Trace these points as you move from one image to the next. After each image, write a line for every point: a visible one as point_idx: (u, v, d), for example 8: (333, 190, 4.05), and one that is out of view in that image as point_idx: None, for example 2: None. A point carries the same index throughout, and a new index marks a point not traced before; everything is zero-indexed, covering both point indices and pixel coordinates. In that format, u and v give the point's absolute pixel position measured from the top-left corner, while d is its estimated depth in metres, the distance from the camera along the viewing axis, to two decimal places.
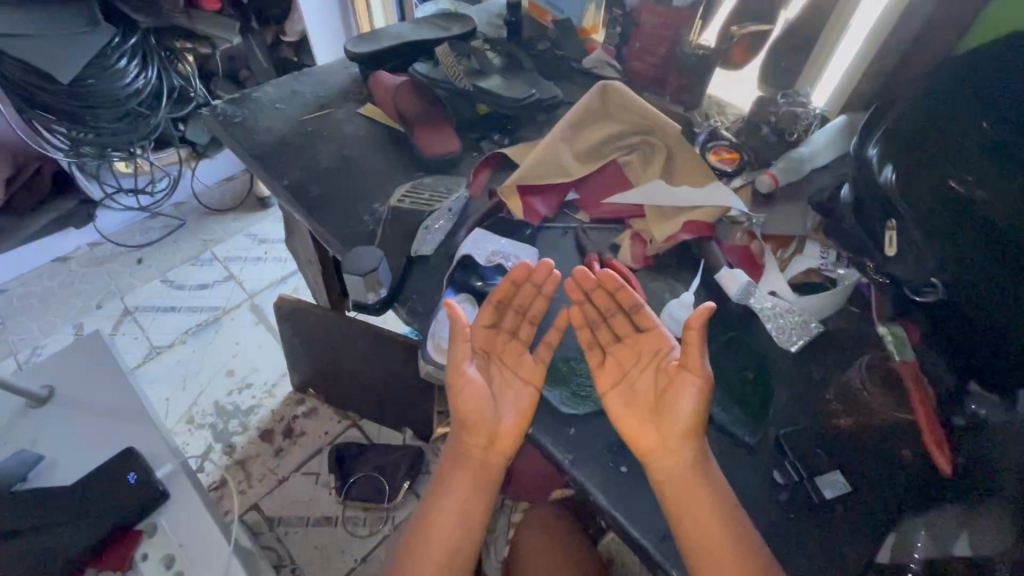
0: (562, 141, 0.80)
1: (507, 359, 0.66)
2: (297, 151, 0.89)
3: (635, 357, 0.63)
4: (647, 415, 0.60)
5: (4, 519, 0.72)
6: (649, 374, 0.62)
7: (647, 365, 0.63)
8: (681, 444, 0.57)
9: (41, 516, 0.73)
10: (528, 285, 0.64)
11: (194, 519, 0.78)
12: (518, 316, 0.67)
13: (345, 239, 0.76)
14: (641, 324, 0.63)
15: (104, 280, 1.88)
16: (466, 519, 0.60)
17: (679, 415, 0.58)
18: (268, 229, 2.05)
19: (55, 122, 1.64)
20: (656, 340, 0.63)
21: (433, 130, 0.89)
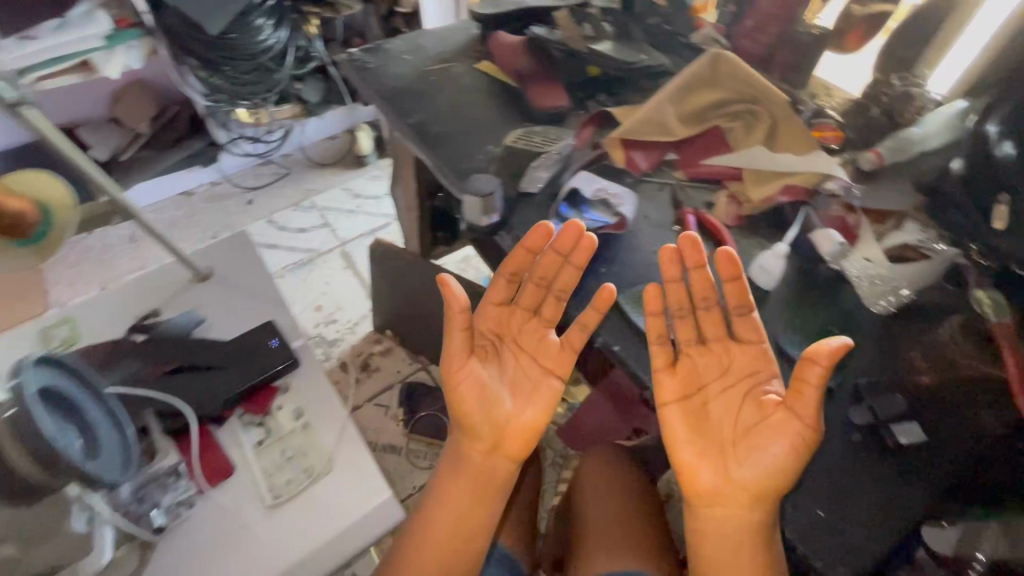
0: (668, 102, 0.84)
1: (525, 337, 0.75)
2: (419, 97, 0.99)
3: (722, 371, 0.65)
4: (722, 431, 0.63)
5: (181, 356, 0.91)
6: (728, 396, 0.64)
7: (735, 381, 0.64)
8: (749, 473, 0.59)
9: (207, 361, 0.92)
10: (547, 252, 0.71)
11: (316, 386, 0.96)
12: (536, 284, 0.74)
13: (458, 172, 0.85)
14: (733, 335, 0.65)
15: (221, 215, 2.11)
16: (466, 505, 0.72)
17: (758, 453, 0.59)
18: (363, 185, 2.21)
19: (199, 69, 1.85)
20: (754, 361, 0.64)
21: (544, 86, 0.96)
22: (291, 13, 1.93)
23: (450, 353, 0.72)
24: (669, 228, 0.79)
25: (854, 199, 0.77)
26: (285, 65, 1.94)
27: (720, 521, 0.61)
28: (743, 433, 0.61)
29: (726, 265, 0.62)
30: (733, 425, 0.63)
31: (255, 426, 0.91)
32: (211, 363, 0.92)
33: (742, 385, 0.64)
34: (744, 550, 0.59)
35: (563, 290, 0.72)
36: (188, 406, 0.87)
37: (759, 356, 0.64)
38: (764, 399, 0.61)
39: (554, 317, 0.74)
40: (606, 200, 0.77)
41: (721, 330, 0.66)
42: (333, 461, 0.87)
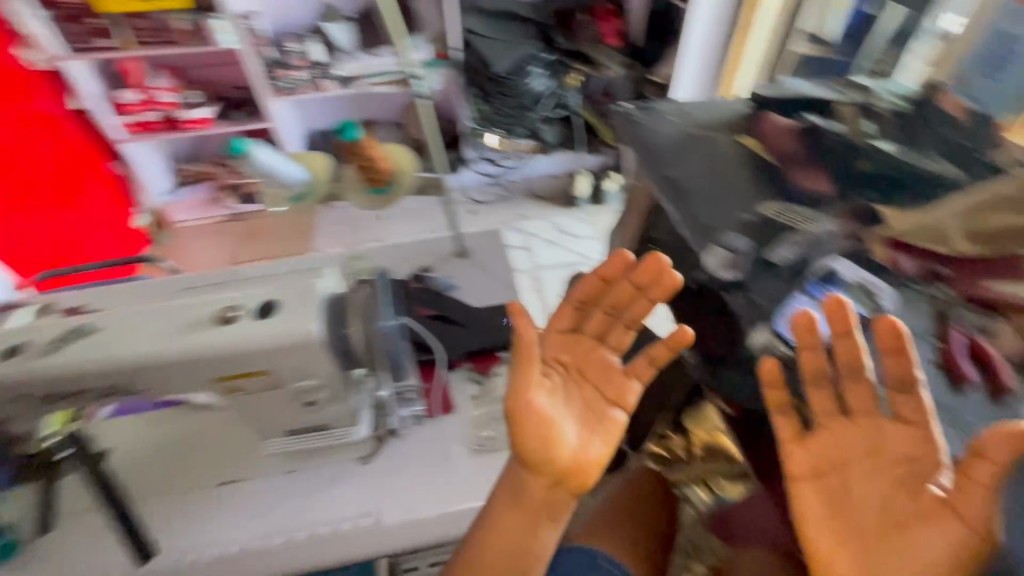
0: (957, 215, 0.79)
1: (591, 366, 0.76)
2: (678, 155, 1.06)
3: (869, 450, 0.59)
4: (870, 522, 0.56)
5: (439, 307, 1.14)
6: (886, 483, 0.56)
7: (883, 469, 0.57)
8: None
9: (455, 318, 1.13)
10: (624, 282, 0.78)
11: None
12: (604, 313, 0.79)
13: (700, 229, 0.91)
14: (900, 418, 0.58)
15: (446, 216, 2.45)
16: (523, 533, 0.69)
17: (906, 553, 0.52)
18: (569, 223, 2.39)
19: (476, 98, 2.29)
20: (918, 449, 0.56)
21: (807, 171, 0.97)
22: (560, 65, 2.21)
23: (523, 374, 0.71)
24: (924, 344, 0.73)
25: None
26: (540, 108, 2.25)
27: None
28: (892, 528, 0.54)
29: (897, 343, 0.58)
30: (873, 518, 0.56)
31: (473, 381, 1.07)
32: (457, 321, 1.13)
33: (894, 477, 0.56)
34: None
35: (632, 319, 0.78)
36: (435, 345, 1.07)
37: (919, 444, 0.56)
38: (917, 494, 0.54)
39: (619, 346, 0.78)
40: (869, 285, 0.78)
41: (874, 406, 0.60)
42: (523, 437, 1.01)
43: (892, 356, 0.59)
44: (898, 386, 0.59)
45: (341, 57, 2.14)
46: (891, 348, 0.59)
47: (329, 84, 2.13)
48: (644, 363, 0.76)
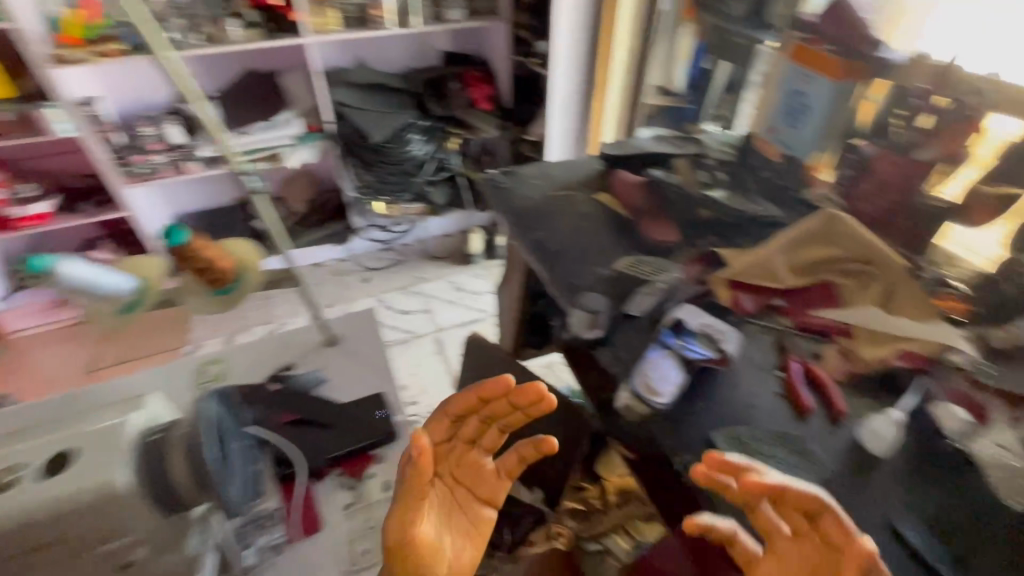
0: (780, 252, 0.88)
1: (462, 468, 0.75)
2: (542, 216, 1.11)
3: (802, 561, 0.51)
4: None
5: None
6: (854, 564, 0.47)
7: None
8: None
9: None
10: (504, 402, 0.71)
11: None
12: (481, 421, 0.74)
13: (570, 287, 0.92)
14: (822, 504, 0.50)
15: (342, 288, 2.37)
16: None
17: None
18: (467, 280, 2.40)
19: (357, 166, 2.22)
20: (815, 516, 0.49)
21: (657, 224, 1.05)
22: (438, 131, 2.25)
23: (409, 505, 0.65)
24: (771, 371, 0.77)
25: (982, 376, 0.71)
26: (425, 171, 2.24)
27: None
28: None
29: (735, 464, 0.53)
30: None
31: None
32: None
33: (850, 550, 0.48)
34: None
35: (511, 425, 0.73)
36: None
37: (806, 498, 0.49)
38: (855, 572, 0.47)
39: (494, 447, 0.76)
40: (711, 333, 0.76)
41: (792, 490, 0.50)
42: None
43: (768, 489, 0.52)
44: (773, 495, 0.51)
45: (202, 139, 2.00)
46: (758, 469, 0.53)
47: (192, 165, 1.99)
48: (516, 462, 0.76)
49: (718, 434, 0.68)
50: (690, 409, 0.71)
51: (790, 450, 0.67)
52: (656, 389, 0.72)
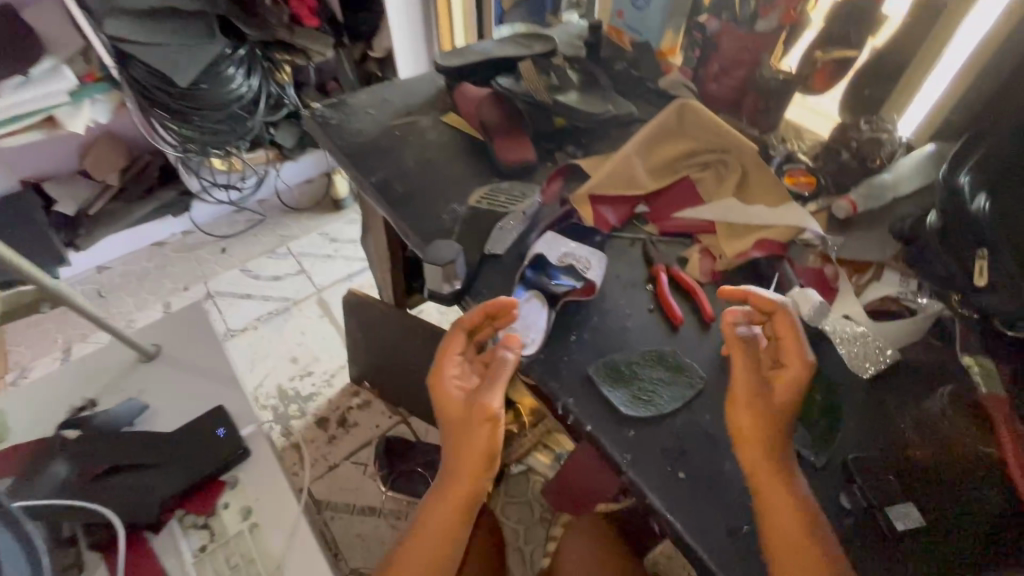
0: (638, 154, 0.81)
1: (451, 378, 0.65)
2: (383, 152, 0.95)
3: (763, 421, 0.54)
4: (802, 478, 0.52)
5: None
6: (789, 400, 0.54)
7: (753, 426, 0.53)
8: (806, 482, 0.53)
9: None
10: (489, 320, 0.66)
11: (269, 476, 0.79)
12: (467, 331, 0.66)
13: (424, 233, 0.80)
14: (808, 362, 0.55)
15: (193, 266, 2.00)
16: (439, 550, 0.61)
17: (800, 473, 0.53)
18: (340, 229, 2.11)
19: (166, 120, 1.66)
20: (792, 362, 0.55)
21: (512, 141, 0.92)
22: (263, 60, 1.76)
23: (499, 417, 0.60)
24: (641, 286, 0.73)
25: (831, 250, 0.73)
26: (259, 112, 1.75)
27: (798, 559, 0.48)
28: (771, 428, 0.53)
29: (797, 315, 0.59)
30: (783, 489, 0.51)
31: None
32: None
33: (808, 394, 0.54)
34: (806, 549, 0.48)
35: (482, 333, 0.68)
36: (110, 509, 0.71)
37: (798, 355, 0.55)
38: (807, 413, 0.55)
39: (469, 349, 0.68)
40: (575, 265, 0.70)
41: (799, 338, 0.56)
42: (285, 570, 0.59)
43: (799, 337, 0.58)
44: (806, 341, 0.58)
45: None
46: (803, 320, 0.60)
47: None
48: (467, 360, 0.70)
49: (593, 368, 0.64)
50: (563, 348, 0.66)
51: (663, 368, 0.64)
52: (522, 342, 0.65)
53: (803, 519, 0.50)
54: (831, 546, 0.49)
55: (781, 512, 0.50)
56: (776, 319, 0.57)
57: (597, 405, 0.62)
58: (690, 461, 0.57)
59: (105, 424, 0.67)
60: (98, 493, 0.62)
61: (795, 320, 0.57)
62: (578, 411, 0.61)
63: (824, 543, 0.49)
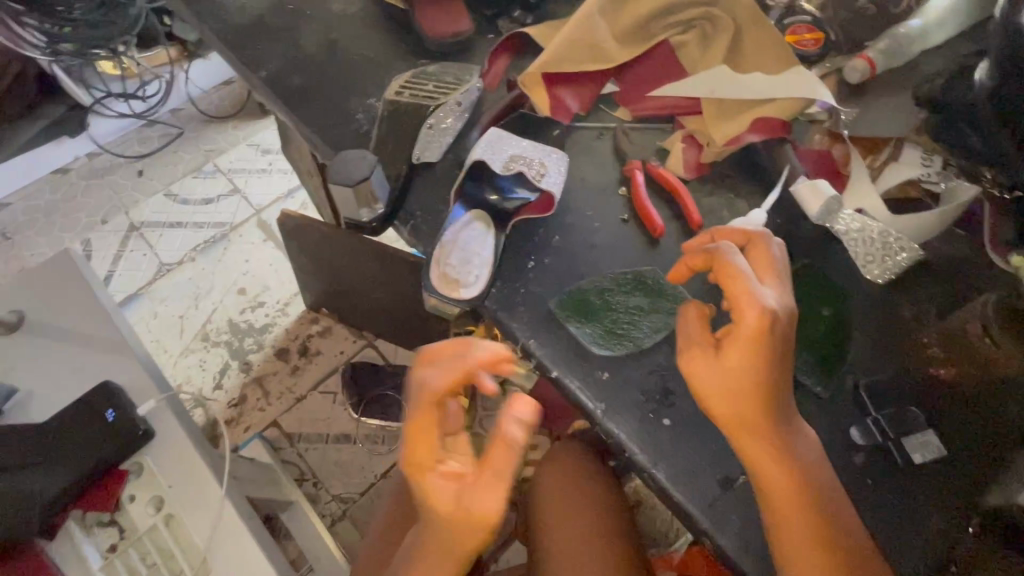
0: (601, 14, 0.63)
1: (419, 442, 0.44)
2: (275, 33, 0.72)
3: (735, 394, 0.40)
4: (795, 436, 0.41)
5: None
6: (750, 362, 0.39)
7: (714, 397, 0.40)
8: (804, 434, 0.42)
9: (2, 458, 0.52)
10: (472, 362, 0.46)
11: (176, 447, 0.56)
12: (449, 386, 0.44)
13: (336, 142, 0.63)
14: (765, 308, 0.39)
15: (108, 192, 1.55)
16: None
17: (797, 438, 0.41)
18: (274, 137, 1.64)
19: (24, 15, 1.28)
20: (743, 315, 0.39)
21: (441, 7, 0.70)
22: None
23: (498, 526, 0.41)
24: (613, 191, 0.59)
25: (840, 126, 0.60)
26: None
27: (794, 526, 0.40)
28: (736, 399, 0.40)
29: (761, 255, 0.44)
30: (768, 457, 0.40)
31: (103, 530, 0.53)
32: (6, 461, 0.52)
33: (774, 347, 0.39)
34: (805, 522, 0.40)
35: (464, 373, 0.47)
36: None
37: (748, 298, 0.39)
38: (787, 368, 0.40)
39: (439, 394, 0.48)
40: (525, 171, 0.55)
41: (749, 281, 0.40)
42: (209, 566, 0.51)
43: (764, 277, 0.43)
44: (771, 281, 0.43)
45: None
46: (767, 254, 0.44)
47: None
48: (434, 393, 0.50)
49: (557, 302, 0.52)
50: (519, 280, 0.53)
51: (642, 294, 0.53)
52: (469, 277, 0.52)
53: (805, 484, 0.40)
54: (840, 509, 0.41)
55: (773, 481, 0.40)
56: (717, 264, 0.43)
57: (564, 345, 0.50)
58: (676, 407, 0.47)
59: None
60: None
61: (742, 262, 0.42)
62: (544, 357, 0.50)
63: (832, 509, 0.41)
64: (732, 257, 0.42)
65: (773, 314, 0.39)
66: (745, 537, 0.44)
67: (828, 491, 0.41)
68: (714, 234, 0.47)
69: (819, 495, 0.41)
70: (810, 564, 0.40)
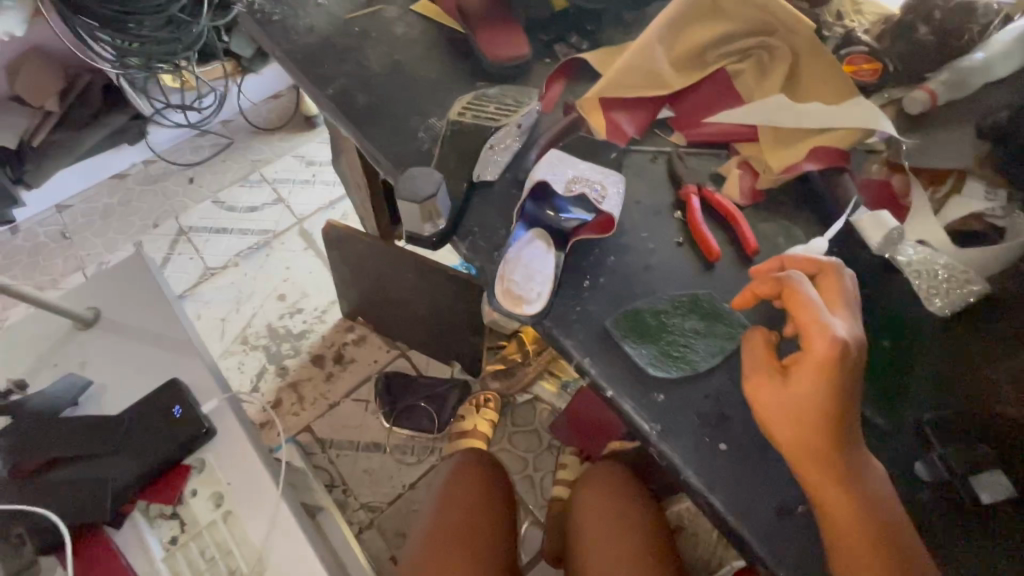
0: (660, 42, 0.64)
1: None
2: (341, 54, 0.76)
3: (801, 423, 0.40)
4: (862, 467, 0.41)
5: (56, 436, 0.55)
6: (818, 389, 0.39)
7: (780, 423, 0.41)
8: (872, 466, 0.41)
9: (78, 447, 0.55)
10: None
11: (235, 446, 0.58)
12: None
13: (397, 159, 0.66)
14: (834, 338, 0.39)
15: (162, 197, 1.62)
16: None
17: (865, 471, 0.41)
18: (319, 149, 1.70)
19: (98, 30, 1.37)
20: (811, 344, 0.40)
21: (500, 32, 0.73)
22: None
23: None
24: (667, 214, 0.60)
25: (902, 156, 0.60)
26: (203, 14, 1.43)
27: (860, 560, 0.39)
28: (801, 426, 0.40)
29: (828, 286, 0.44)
30: (833, 487, 0.40)
31: (165, 523, 0.55)
32: (82, 450, 0.55)
33: (843, 377, 0.39)
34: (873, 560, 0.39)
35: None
36: (61, 518, 0.51)
37: (816, 329, 0.40)
38: (856, 399, 0.40)
39: None
40: (586, 192, 0.56)
41: (818, 310, 0.41)
42: (264, 564, 0.52)
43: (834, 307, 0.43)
44: (842, 312, 0.43)
45: None
46: (838, 285, 0.44)
47: None
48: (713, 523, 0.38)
49: (612, 321, 0.53)
50: (574, 299, 0.54)
51: (697, 317, 0.53)
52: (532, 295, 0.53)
53: (872, 517, 0.40)
54: (908, 546, 0.40)
55: (838, 513, 0.40)
56: (786, 293, 0.43)
57: (618, 364, 0.51)
58: (733, 432, 0.47)
59: (44, 408, 0.58)
60: (37, 493, 0.53)
61: (810, 291, 0.42)
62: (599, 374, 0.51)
63: (902, 547, 0.40)
64: (799, 287, 0.43)
65: (841, 344, 0.39)
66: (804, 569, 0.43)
67: (898, 530, 0.40)
68: (783, 262, 0.47)
69: (888, 531, 0.40)
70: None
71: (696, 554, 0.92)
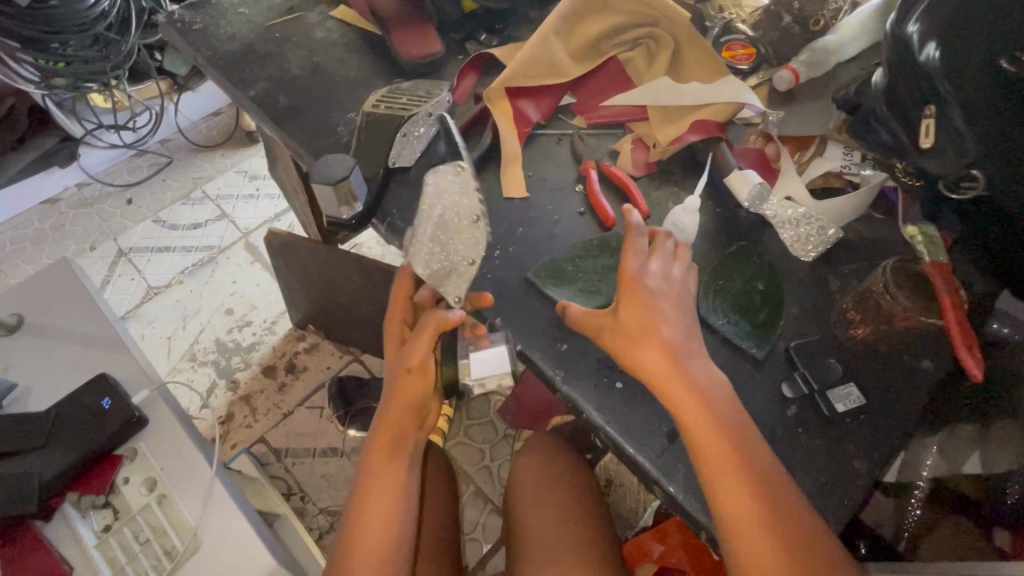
0: (556, 34, 0.70)
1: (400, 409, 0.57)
2: (263, 59, 0.79)
3: (645, 348, 0.47)
4: (709, 382, 0.47)
5: None
6: (641, 312, 0.48)
7: (625, 348, 0.47)
8: (722, 383, 0.47)
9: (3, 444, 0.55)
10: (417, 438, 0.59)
11: (168, 432, 0.60)
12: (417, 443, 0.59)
13: (318, 153, 0.69)
14: (637, 269, 0.49)
15: (97, 219, 1.59)
16: (370, 465, 0.58)
17: (725, 399, 0.46)
18: (261, 163, 1.70)
19: (18, 51, 1.31)
20: (627, 275, 0.49)
21: (415, 32, 0.78)
22: None
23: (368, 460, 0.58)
24: (570, 188, 0.66)
25: (771, 127, 0.67)
26: (131, 31, 1.43)
27: (713, 459, 0.44)
28: (635, 346, 0.47)
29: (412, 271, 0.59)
30: (692, 411, 0.45)
31: (97, 513, 0.56)
32: (8, 447, 0.55)
33: (653, 305, 0.48)
34: (741, 480, 0.43)
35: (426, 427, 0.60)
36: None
37: (631, 261, 0.49)
38: (686, 330, 0.48)
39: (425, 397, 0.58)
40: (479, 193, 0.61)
41: (639, 254, 0.50)
42: (200, 541, 0.54)
43: (653, 251, 0.51)
44: (658, 257, 0.51)
45: None
46: (663, 239, 0.52)
47: None
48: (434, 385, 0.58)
49: (532, 273, 0.58)
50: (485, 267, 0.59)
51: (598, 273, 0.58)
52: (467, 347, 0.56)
53: (720, 416, 0.45)
54: (753, 441, 0.45)
55: (703, 438, 0.45)
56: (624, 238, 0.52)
57: (525, 322, 0.56)
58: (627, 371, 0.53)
59: None
60: None
61: (640, 235, 0.51)
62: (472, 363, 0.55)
63: (753, 450, 0.45)
64: (630, 234, 0.51)
65: (641, 275, 0.49)
66: (691, 483, 0.48)
67: (759, 451, 0.45)
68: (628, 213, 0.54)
69: (752, 453, 0.45)
70: (737, 502, 0.43)
71: (626, 502, 1.02)
